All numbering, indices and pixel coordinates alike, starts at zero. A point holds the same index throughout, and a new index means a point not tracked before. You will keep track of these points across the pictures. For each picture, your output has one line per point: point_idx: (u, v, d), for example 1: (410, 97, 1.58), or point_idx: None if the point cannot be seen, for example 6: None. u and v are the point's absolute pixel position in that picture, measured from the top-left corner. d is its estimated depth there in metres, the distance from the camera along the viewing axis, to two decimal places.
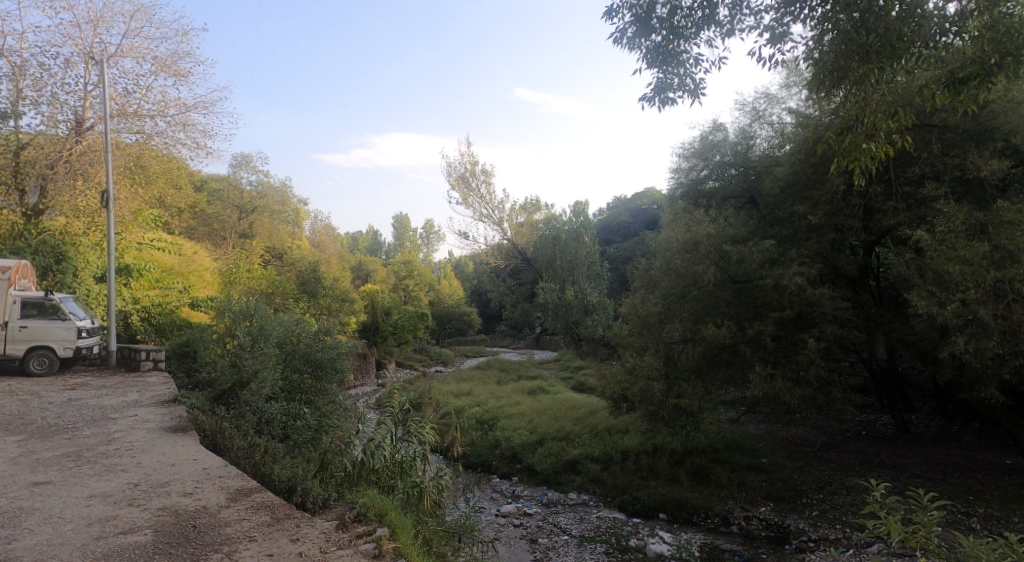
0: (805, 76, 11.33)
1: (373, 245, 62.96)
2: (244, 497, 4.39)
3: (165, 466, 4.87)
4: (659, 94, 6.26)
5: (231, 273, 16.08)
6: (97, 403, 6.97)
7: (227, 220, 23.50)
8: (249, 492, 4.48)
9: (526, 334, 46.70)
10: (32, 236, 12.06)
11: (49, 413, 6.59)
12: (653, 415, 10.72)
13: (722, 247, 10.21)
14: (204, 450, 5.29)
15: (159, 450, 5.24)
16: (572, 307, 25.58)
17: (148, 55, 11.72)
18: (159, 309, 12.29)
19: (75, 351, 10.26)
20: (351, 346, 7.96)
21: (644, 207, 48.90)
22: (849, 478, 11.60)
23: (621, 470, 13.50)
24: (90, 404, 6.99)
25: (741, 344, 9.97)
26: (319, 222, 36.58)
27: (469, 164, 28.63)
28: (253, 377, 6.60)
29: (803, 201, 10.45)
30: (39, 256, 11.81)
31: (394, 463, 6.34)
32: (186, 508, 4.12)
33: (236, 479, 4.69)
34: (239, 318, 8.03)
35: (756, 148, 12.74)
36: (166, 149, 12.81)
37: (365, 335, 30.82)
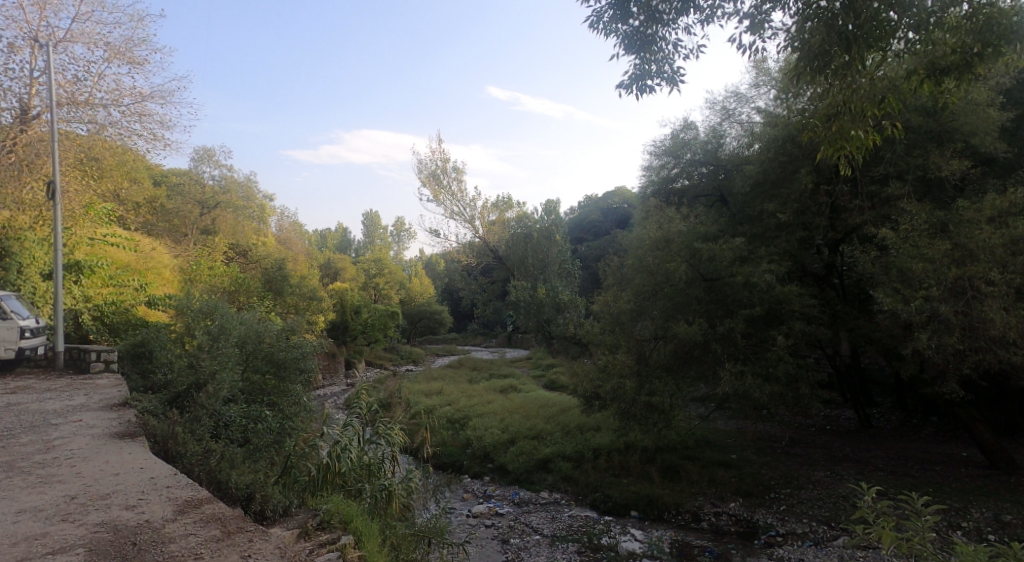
0: (774, 76, 11.44)
1: (343, 243, 62.00)
2: (193, 508, 4.09)
3: (108, 475, 4.55)
4: (637, 82, 6.13)
5: (192, 270, 15.49)
6: (39, 408, 6.54)
7: (188, 216, 22.69)
8: (199, 504, 4.16)
9: (498, 333, 46.63)
10: None
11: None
12: (625, 412, 10.70)
13: (694, 244, 10.22)
14: (152, 457, 4.98)
15: (102, 458, 4.91)
16: (543, 305, 25.57)
17: (100, 41, 11.15)
18: (111, 307, 11.64)
19: (18, 353, 9.61)
20: (317, 345, 7.69)
21: (615, 206, 49.31)
22: (816, 472, 11.79)
23: (593, 468, 13.48)
24: (31, 409, 6.55)
25: (712, 342, 10.02)
26: (286, 218, 35.71)
27: (441, 161, 28.35)
28: (210, 378, 6.28)
29: (772, 199, 10.54)
30: None
31: (362, 466, 6.13)
32: (127, 524, 3.81)
33: (185, 488, 4.39)
34: (198, 317, 7.69)
35: (726, 147, 12.84)
36: (121, 140, 12.23)
37: (334, 334, 30.28)
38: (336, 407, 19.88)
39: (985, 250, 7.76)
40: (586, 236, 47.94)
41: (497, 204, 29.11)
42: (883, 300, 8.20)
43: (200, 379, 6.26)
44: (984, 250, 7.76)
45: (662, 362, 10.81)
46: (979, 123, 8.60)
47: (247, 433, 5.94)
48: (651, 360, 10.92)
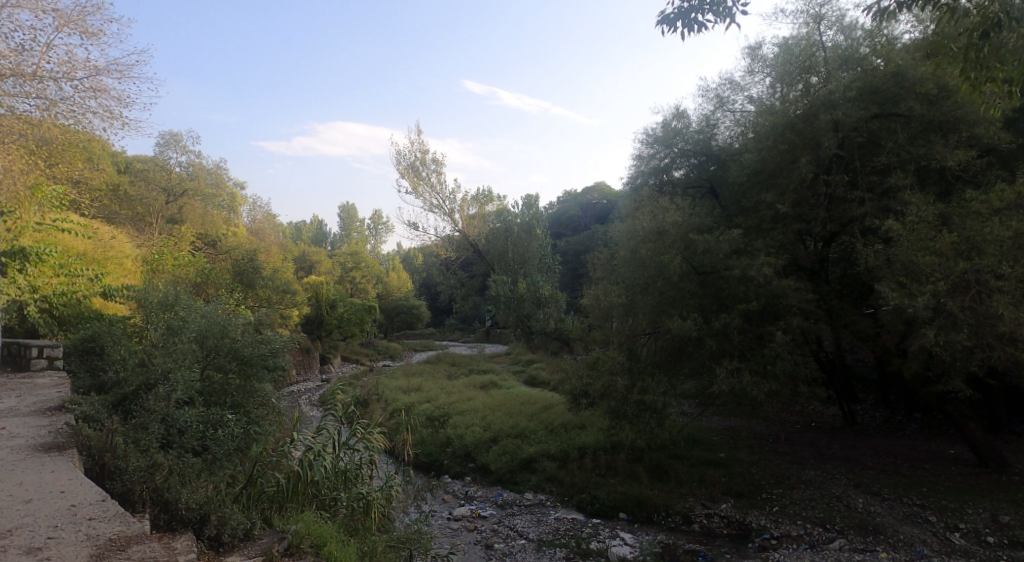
0: (769, 63, 11.03)
1: (318, 236, 60.67)
2: (114, 553, 3.26)
3: (16, 504, 3.69)
4: (683, 18, 6.03)
5: (155, 260, 14.46)
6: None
7: (152, 204, 21.50)
8: (125, 545, 3.36)
9: (476, 328, 46.18)
10: None
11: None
12: (616, 411, 10.27)
13: (689, 236, 9.77)
14: (80, 477, 4.12)
15: (14, 479, 4.03)
16: (523, 300, 24.94)
17: (48, 8, 10.22)
18: (61, 298, 10.94)
19: None
20: (289, 340, 7.01)
21: (595, 202, 49.03)
22: (806, 471, 11.49)
23: (579, 468, 13.03)
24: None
25: (706, 338, 9.55)
26: (259, 209, 34.50)
27: (420, 152, 27.63)
28: (163, 377, 5.52)
29: (769, 190, 10.10)
30: None
31: (337, 473, 5.77)
32: None
33: (111, 522, 3.56)
34: (157, 308, 6.91)
35: (719, 137, 12.46)
36: (74, 118, 11.21)
37: (309, 328, 29.46)
38: (310, 404, 19.21)
39: (992, 243, 7.40)
40: (565, 231, 47.66)
41: (477, 196, 28.42)
42: (888, 295, 7.80)
43: (151, 379, 5.50)
44: (992, 243, 7.41)
45: (654, 358, 10.36)
46: (984, 112, 8.15)
47: (206, 440, 5.15)
48: (642, 357, 10.47)
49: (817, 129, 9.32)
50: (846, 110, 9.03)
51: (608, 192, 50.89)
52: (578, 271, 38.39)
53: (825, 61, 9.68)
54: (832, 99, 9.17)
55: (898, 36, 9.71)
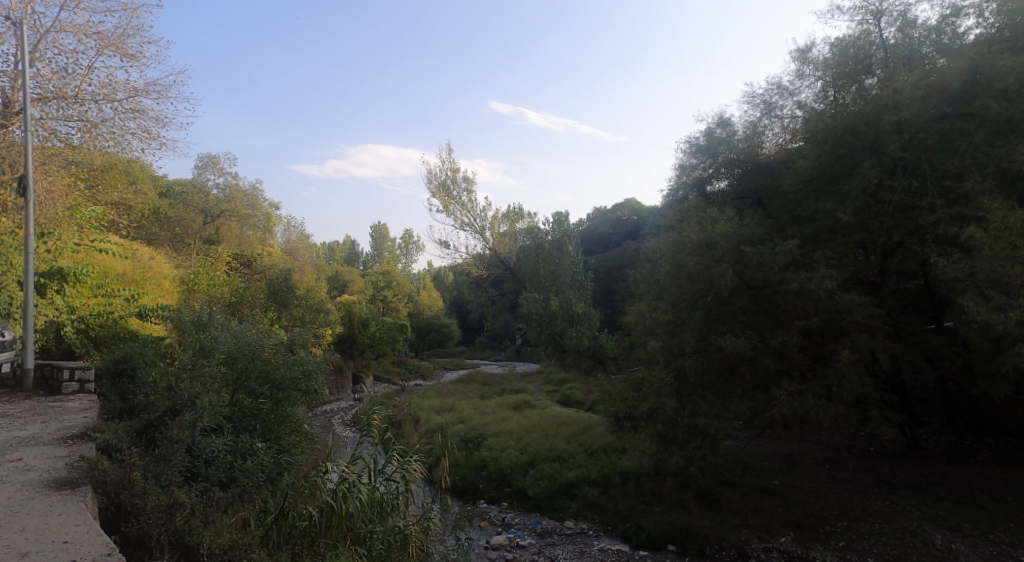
0: (821, 66, 10.45)
1: (350, 256, 61.42)
2: None
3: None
4: None
5: (191, 279, 14.41)
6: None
7: (189, 225, 22.22)
8: None
9: (507, 347, 45.78)
10: None
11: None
12: (664, 436, 9.60)
13: (741, 247, 9.19)
14: (95, 525, 3.29)
15: (15, 526, 3.21)
16: (556, 318, 24.45)
17: (91, 32, 10.37)
18: (97, 319, 10.71)
19: None
20: (323, 361, 6.65)
21: (624, 218, 48.40)
22: (872, 501, 10.55)
23: (622, 495, 12.35)
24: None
25: (763, 357, 8.83)
26: (293, 230, 35.00)
27: (450, 171, 27.60)
28: (190, 402, 5.10)
29: (827, 198, 9.40)
30: None
31: (373, 504, 5.37)
32: None
33: None
34: (189, 328, 6.53)
35: (766, 145, 11.88)
36: (113, 139, 11.32)
37: (341, 347, 29.42)
38: (343, 425, 18.97)
39: None
40: (596, 248, 47.10)
41: (508, 214, 28.07)
42: (973, 310, 7.01)
43: (177, 404, 5.10)
44: None
45: (703, 379, 9.70)
46: None
47: (234, 471, 4.81)
48: (690, 377, 9.83)
49: (882, 131, 8.63)
50: (913, 110, 8.36)
51: (639, 209, 50.10)
52: (611, 288, 37.66)
53: (887, 59, 9.03)
54: (897, 99, 8.49)
55: (964, 33, 9.02)
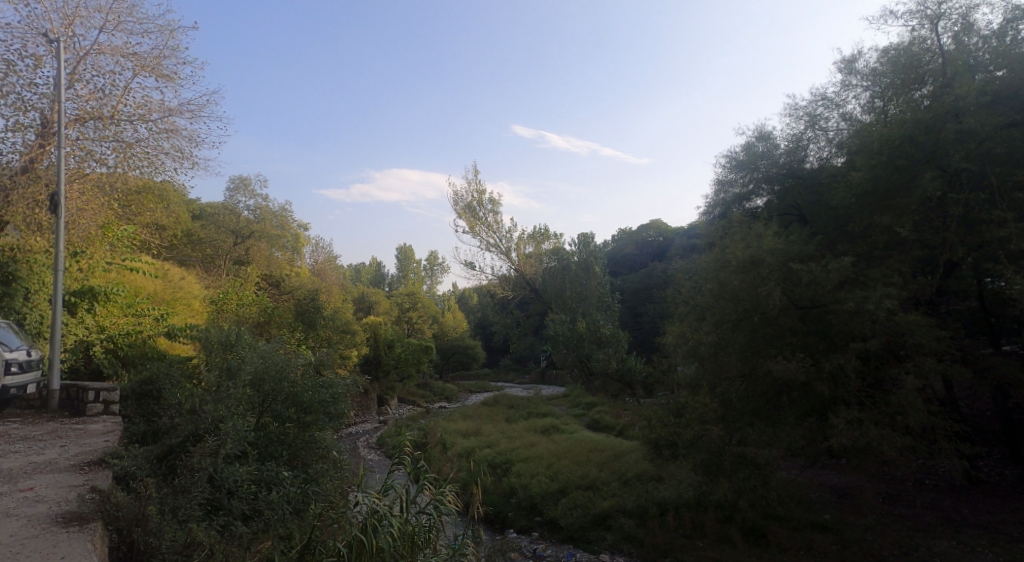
0: (869, 76, 9.99)
1: (376, 278, 61.82)
2: None
3: None
4: None
5: (221, 298, 14.41)
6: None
7: (220, 246, 22.48)
8: None
9: (532, 369, 45.26)
10: None
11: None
12: (710, 466, 9.02)
13: (790, 265, 8.65)
14: None
15: None
16: (583, 339, 23.84)
17: (128, 54, 10.49)
18: (126, 338, 10.65)
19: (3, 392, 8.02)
20: (351, 384, 6.36)
21: (650, 239, 47.77)
22: (937, 541, 9.68)
23: (660, 527, 11.71)
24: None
25: (817, 383, 8.21)
26: (322, 251, 35.32)
27: (477, 192, 27.55)
28: (213, 427, 4.82)
29: (883, 212, 8.79)
30: None
31: (405, 538, 4.94)
32: None
33: None
34: (215, 348, 6.26)
35: (810, 159, 11.39)
36: (147, 159, 11.36)
37: (367, 368, 29.31)
38: (368, 449, 18.71)
39: None
40: (621, 270, 46.50)
41: (534, 235, 27.97)
42: None
43: (200, 429, 4.81)
44: None
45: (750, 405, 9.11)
46: None
47: (257, 503, 4.56)
48: (736, 403, 9.26)
49: (943, 140, 8.05)
50: (978, 118, 7.77)
51: (663, 230, 49.41)
52: (638, 310, 36.84)
53: (944, 66, 8.50)
54: (959, 106, 7.93)
55: None
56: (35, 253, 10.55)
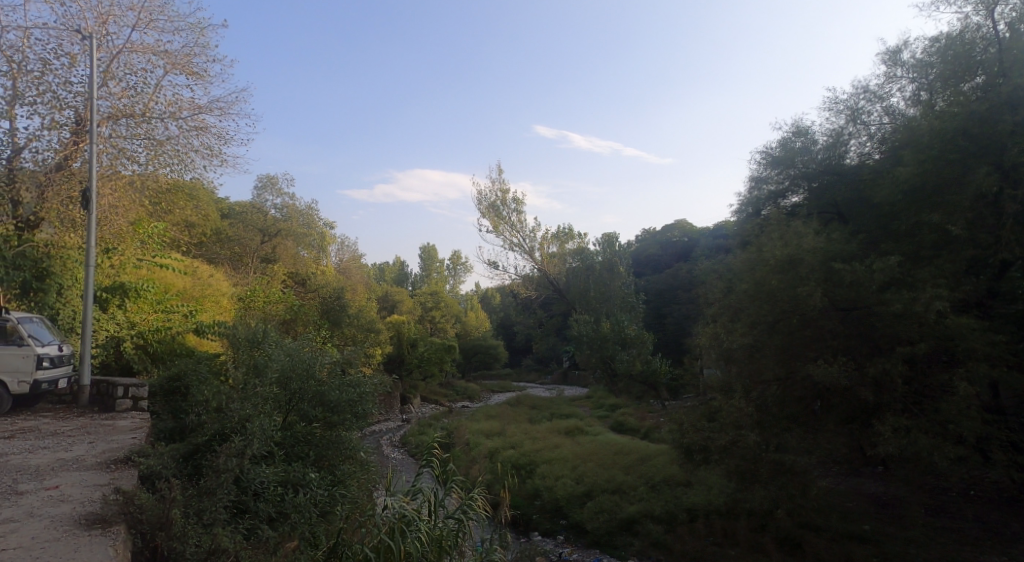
0: (915, 68, 9.55)
1: (399, 277, 62.20)
2: None
3: None
4: None
5: (248, 296, 14.53)
6: (21, 463, 4.98)
7: (247, 244, 22.75)
8: None
9: (554, 370, 45.04)
10: (12, 247, 10.25)
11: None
12: (745, 473, 8.69)
13: (832, 265, 8.26)
14: None
15: None
16: (607, 340, 23.49)
17: (160, 52, 10.57)
18: (156, 335, 10.71)
19: (35, 387, 8.13)
20: (378, 383, 6.23)
21: (674, 240, 47.09)
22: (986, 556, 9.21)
23: (689, 534, 11.41)
24: (8, 464, 4.96)
25: (861, 388, 7.82)
26: (346, 249, 35.60)
27: (501, 192, 27.41)
28: (240, 426, 4.71)
29: (932, 210, 8.33)
30: (16, 271, 9.99)
31: (433, 542, 4.82)
32: None
33: None
34: (243, 344, 6.15)
35: (850, 155, 10.95)
36: (177, 157, 11.47)
37: (390, 367, 29.42)
38: (392, 447, 18.72)
39: None
40: (644, 270, 45.96)
41: (557, 234, 27.78)
42: None
43: (227, 428, 4.71)
44: None
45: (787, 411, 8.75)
46: None
47: (284, 505, 4.42)
48: (772, 408, 8.91)
49: (999, 133, 7.58)
50: None
51: (688, 230, 48.69)
52: (662, 311, 36.25)
53: (999, 54, 8.03)
54: (1017, 97, 7.46)
55: None
56: (68, 250, 10.70)
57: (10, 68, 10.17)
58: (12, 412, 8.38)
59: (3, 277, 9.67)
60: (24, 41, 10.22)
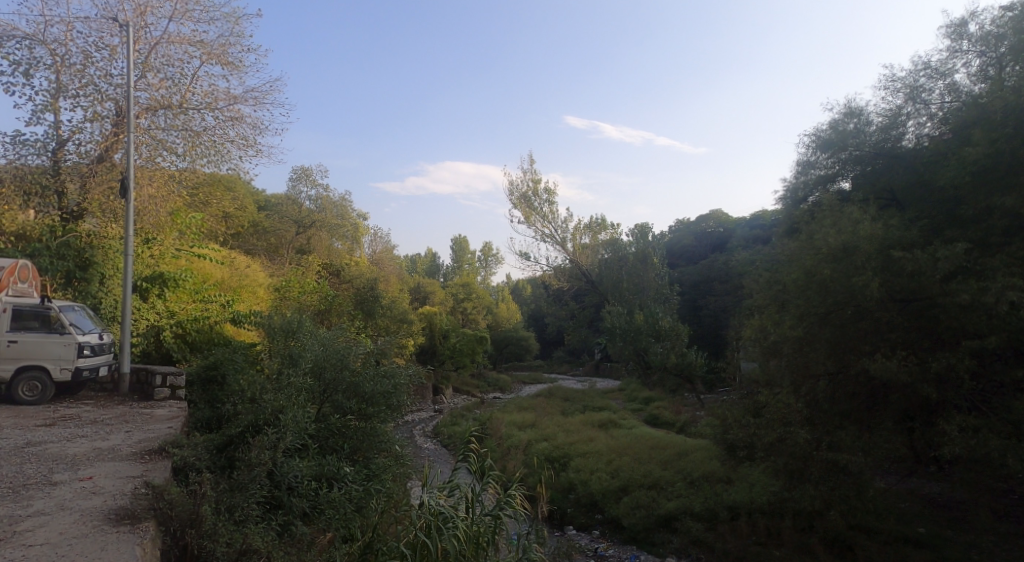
0: (982, 40, 8.84)
1: (431, 269, 62.59)
2: None
3: None
4: None
5: (283, 286, 14.68)
6: (60, 451, 5.00)
7: (283, 235, 23.04)
8: None
9: (586, 362, 44.66)
10: (57, 237, 10.49)
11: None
12: (793, 472, 8.27)
13: (890, 252, 7.71)
14: None
15: None
16: (641, 332, 22.99)
17: (196, 42, 10.61)
18: (194, 324, 10.89)
19: (76, 374, 8.28)
20: (413, 375, 6.06)
21: (709, 231, 45.92)
22: None
23: (732, 532, 11.03)
24: (47, 453, 4.96)
25: (922, 384, 7.29)
26: (380, 240, 35.84)
27: (532, 182, 27.10)
28: (274, 418, 4.60)
29: (1003, 193, 7.64)
30: (59, 261, 10.24)
31: (471, 540, 4.60)
32: None
33: None
34: (277, 334, 6.08)
35: (908, 136, 10.24)
36: (214, 148, 11.55)
37: (422, 358, 29.57)
38: (425, 438, 18.81)
39: None
40: (678, 262, 45.00)
41: (589, 225, 27.36)
42: None
43: (260, 419, 4.62)
44: None
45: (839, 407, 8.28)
46: None
47: (318, 500, 4.38)
48: (822, 404, 8.45)
49: None
50: None
51: (724, 221, 47.35)
52: (697, 303, 35.37)
53: None
54: None
55: None
56: (110, 240, 10.91)
57: (54, 61, 10.36)
58: (57, 400, 8.56)
59: (48, 267, 10.00)
60: (67, 35, 10.40)
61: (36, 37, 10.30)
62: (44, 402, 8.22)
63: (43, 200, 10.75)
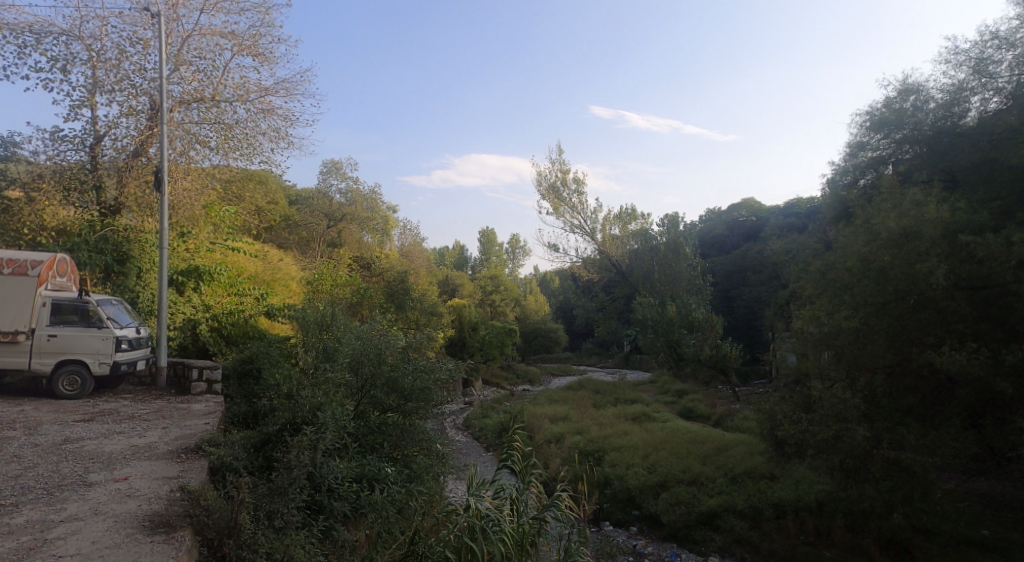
0: None
1: (459, 262, 62.59)
2: None
3: None
4: None
5: (315, 280, 14.70)
6: (96, 448, 4.93)
7: (314, 228, 23.17)
8: None
9: (615, 355, 44.11)
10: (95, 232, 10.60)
11: (24, 463, 4.47)
12: (850, 471, 7.80)
13: (958, 237, 7.16)
14: None
15: None
16: (674, 324, 22.47)
17: (228, 35, 10.54)
18: (229, 317, 10.95)
19: (113, 368, 8.32)
20: (452, 369, 5.82)
21: (741, 219, 44.72)
22: None
23: (778, 531, 10.58)
24: (84, 450, 4.89)
25: (995, 379, 6.75)
26: (409, 233, 35.88)
27: (561, 172, 26.66)
28: (312, 415, 4.45)
29: None
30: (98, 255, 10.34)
31: (517, 543, 4.37)
32: None
33: None
34: (312, 327, 5.90)
35: (972, 112, 9.61)
36: (246, 140, 11.52)
37: (451, 350, 29.54)
38: (457, 430, 18.73)
39: None
40: (709, 252, 43.98)
41: (619, 215, 26.85)
42: None
43: (298, 417, 4.46)
44: None
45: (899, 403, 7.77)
46: None
47: (359, 502, 4.21)
48: (880, 400, 7.94)
49: None
50: None
51: (757, 209, 46.02)
52: (731, 293, 34.49)
53: None
54: None
55: None
56: (146, 235, 10.99)
57: (90, 56, 10.42)
58: (97, 394, 8.67)
59: (87, 261, 10.01)
60: (102, 30, 10.44)
61: (72, 33, 10.38)
62: (84, 396, 8.33)
63: (82, 195, 10.88)
